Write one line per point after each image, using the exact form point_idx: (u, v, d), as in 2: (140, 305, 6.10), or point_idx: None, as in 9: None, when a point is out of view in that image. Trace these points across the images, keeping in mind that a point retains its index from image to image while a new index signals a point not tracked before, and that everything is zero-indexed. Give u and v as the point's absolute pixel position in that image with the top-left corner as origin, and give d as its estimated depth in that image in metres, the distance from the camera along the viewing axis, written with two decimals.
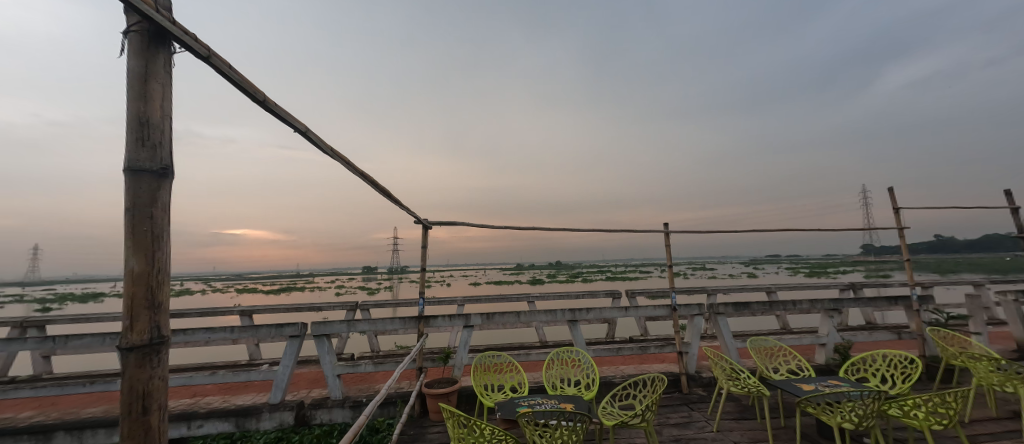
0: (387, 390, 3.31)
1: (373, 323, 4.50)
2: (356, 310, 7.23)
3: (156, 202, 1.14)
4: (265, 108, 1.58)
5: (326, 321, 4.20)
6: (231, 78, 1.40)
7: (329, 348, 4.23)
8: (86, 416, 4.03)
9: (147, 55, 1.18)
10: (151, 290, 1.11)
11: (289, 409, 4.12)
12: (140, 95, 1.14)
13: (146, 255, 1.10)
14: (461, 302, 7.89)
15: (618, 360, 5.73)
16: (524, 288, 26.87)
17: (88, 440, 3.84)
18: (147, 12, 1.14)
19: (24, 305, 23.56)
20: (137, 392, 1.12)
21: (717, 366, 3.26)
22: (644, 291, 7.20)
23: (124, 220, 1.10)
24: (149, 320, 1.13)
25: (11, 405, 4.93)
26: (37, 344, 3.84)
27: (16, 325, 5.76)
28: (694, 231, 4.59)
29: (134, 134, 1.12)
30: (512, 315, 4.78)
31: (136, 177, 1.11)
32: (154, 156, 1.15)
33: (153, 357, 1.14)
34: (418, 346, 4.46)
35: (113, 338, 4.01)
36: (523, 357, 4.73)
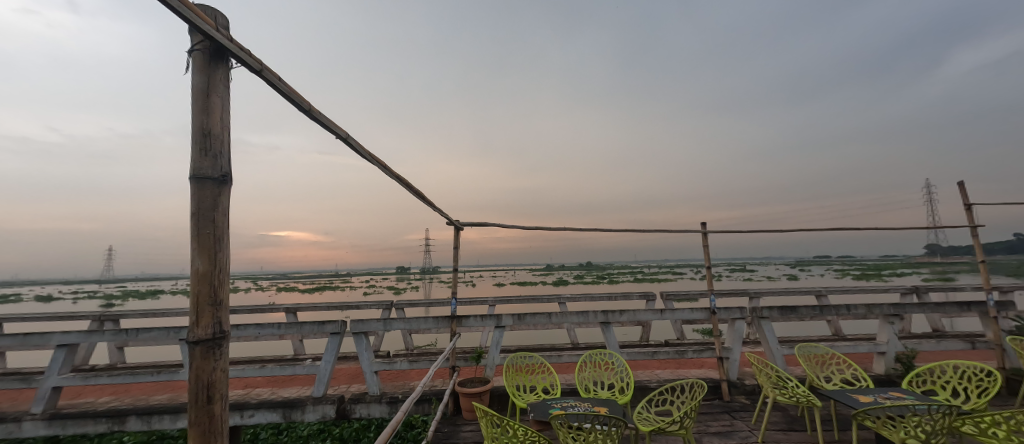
0: (423, 387, 3.35)
1: (408, 322, 4.58)
2: (392, 309, 7.43)
3: (218, 207, 1.20)
4: (310, 116, 1.63)
5: (364, 319, 4.31)
6: (281, 89, 1.46)
7: (367, 345, 4.35)
8: (154, 403, 4.36)
9: (209, 70, 1.24)
10: (214, 288, 1.17)
11: (331, 402, 4.27)
12: (203, 108, 1.21)
13: (210, 255, 1.16)
14: (492, 302, 7.91)
15: (653, 364, 5.56)
16: (555, 289, 26.69)
17: (156, 425, 4.14)
18: (208, 31, 1.18)
19: (97, 301, 25.76)
20: (202, 382, 1.18)
21: (762, 373, 3.09)
22: (680, 293, 6.95)
23: (190, 223, 1.17)
24: (212, 315, 1.19)
25: (91, 391, 5.42)
26: (113, 336, 4.18)
27: (94, 318, 6.31)
28: (735, 230, 4.38)
29: (198, 145, 1.19)
30: (544, 316, 4.72)
31: (201, 184, 1.17)
32: (215, 164, 1.21)
33: (217, 350, 1.20)
34: (452, 346, 4.50)
35: (176, 332, 4.30)
36: (556, 358, 4.68)
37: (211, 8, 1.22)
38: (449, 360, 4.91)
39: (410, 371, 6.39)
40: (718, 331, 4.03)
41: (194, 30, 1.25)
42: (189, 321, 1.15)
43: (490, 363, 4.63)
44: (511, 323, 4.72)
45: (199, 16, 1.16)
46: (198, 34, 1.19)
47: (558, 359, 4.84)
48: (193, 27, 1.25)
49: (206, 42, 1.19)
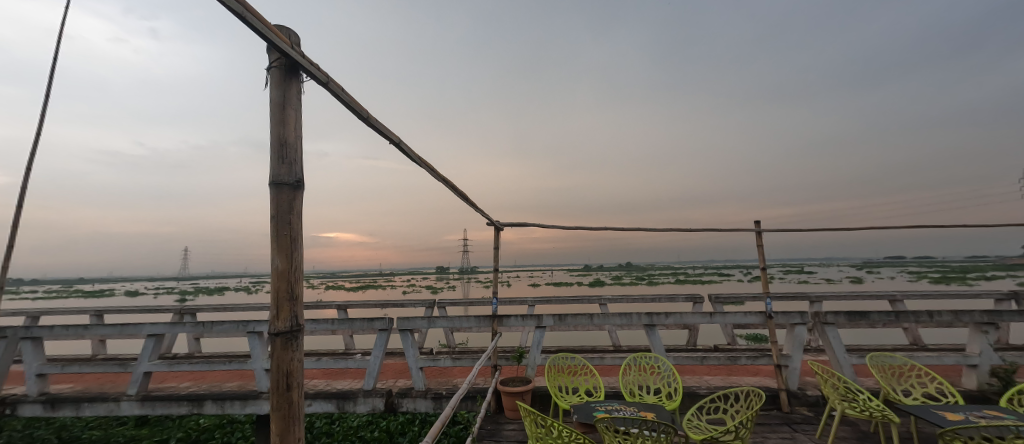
0: (468, 385, 3.40)
1: (451, 320, 4.67)
2: (435, 307, 7.62)
3: (293, 210, 1.29)
4: (368, 124, 1.71)
5: (409, 317, 4.45)
6: (343, 99, 1.53)
7: (413, 342, 4.47)
8: (227, 390, 4.75)
9: (284, 84, 1.32)
10: (291, 283, 1.26)
11: (380, 396, 4.43)
12: (279, 120, 1.30)
13: (287, 255, 1.26)
14: (531, 302, 7.89)
15: (702, 370, 5.30)
16: (598, 290, 26.24)
17: (229, 409, 4.51)
18: (282, 48, 1.26)
19: (176, 296, 28.57)
20: (282, 371, 1.28)
21: (828, 383, 2.85)
22: (729, 296, 6.58)
23: (270, 226, 1.27)
24: (289, 309, 1.27)
25: (174, 377, 6.01)
26: (193, 328, 4.60)
27: (175, 311, 6.98)
28: (794, 229, 4.07)
29: (276, 154, 1.27)
30: (585, 318, 4.63)
31: (279, 189, 1.26)
32: (291, 170, 1.29)
33: (295, 342, 1.29)
34: (494, 345, 4.53)
35: (245, 326, 4.64)
36: (599, 360, 4.58)
37: (285, 26, 1.29)
38: (491, 359, 4.96)
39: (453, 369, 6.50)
40: (776, 338, 3.78)
41: (271, 48, 1.33)
42: (270, 314, 1.25)
43: (531, 363, 4.61)
44: (553, 324, 4.67)
45: (276, 35, 1.24)
46: (274, 51, 1.27)
47: (601, 361, 4.74)
48: (269, 45, 1.34)
49: (281, 59, 1.27)
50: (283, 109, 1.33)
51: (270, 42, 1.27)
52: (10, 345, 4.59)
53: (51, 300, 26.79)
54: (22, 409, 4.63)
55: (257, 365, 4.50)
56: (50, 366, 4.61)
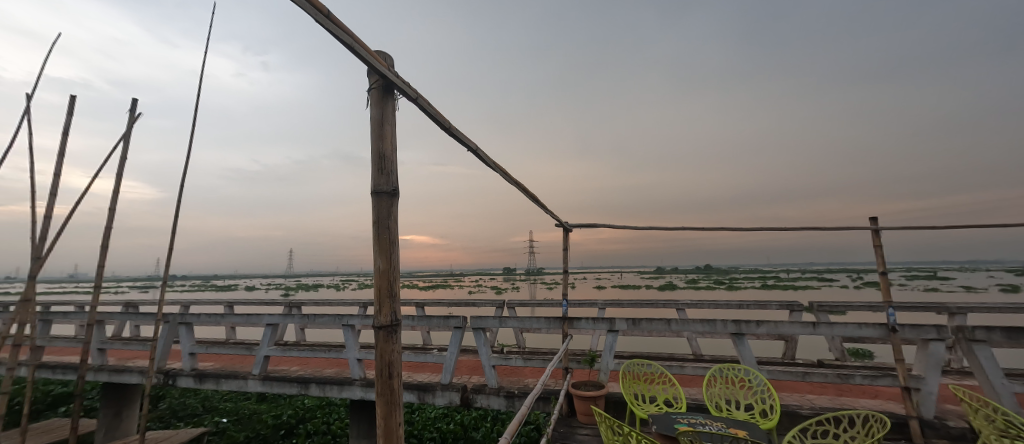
0: (542, 385, 3.35)
1: (522, 320, 4.65)
2: (505, 308, 7.70)
3: (391, 216, 1.43)
4: (450, 133, 1.81)
5: (481, 315, 4.52)
6: (429, 112, 1.65)
7: (485, 340, 4.53)
8: (327, 376, 5.24)
9: (382, 103, 1.46)
10: (390, 282, 1.40)
11: (456, 390, 4.56)
12: (378, 135, 1.44)
13: (387, 257, 1.41)
14: (601, 305, 7.60)
15: (804, 388, 4.69)
16: (675, 294, 24.74)
17: (329, 393, 4.98)
18: (381, 71, 1.38)
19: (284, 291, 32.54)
20: (385, 361, 1.45)
21: (979, 414, 2.33)
22: (835, 304, 5.73)
23: (373, 230, 1.43)
24: (389, 305, 1.43)
25: (284, 361, 6.80)
26: (300, 319, 5.13)
27: (285, 304, 7.91)
28: (925, 226, 3.41)
29: (376, 166, 1.42)
30: (662, 323, 4.33)
31: (379, 198, 1.41)
32: (389, 179, 1.43)
33: (395, 336, 1.45)
34: (565, 347, 4.44)
35: (341, 319, 5.07)
36: (678, 369, 4.25)
37: (383, 51, 1.40)
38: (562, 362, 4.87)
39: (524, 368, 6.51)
40: (902, 355, 3.20)
41: (371, 71, 1.46)
42: (374, 310, 1.42)
43: (604, 368, 4.42)
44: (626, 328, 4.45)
45: (377, 61, 1.36)
46: (374, 74, 1.40)
47: (681, 371, 4.41)
48: (370, 68, 1.47)
49: (380, 81, 1.39)
50: (381, 126, 1.47)
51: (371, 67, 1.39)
52: (171, 327, 5.54)
53: (193, 293, 32.08)
54: (178, 380, 5.49)
55: (351, 354, 4.91)
56: (197, 346, 5.47)
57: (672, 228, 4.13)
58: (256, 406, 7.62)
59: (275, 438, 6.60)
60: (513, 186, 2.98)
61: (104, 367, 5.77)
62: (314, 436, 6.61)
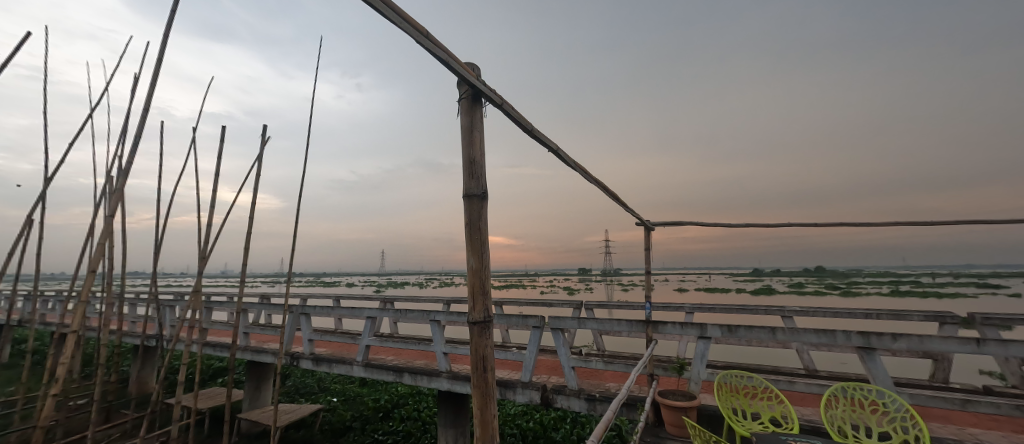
0: (627, 391, 3.18)
1: (602, 323, 4.50)
2: (585, 309, 7.53)
3: (481, 218, 1.48)
4: (533, 136, 1.82)
5: (560, 316, 4.46)
6: (514, 117, 1.68)
7: (564, 341, 4.46)
8: (417, 367, 5.60)
9: (470, 112, 1.52)
10: (483, 280, 1.45)
11: (536, 389, 4.56)
12: (468, 142, 1.50)
13: (479, 257, 1.47)
14: (690, 310, 7.06)
15: (960, 419, 3.83)
16: (778, 299, 22.11)
17: (419, 382, 5.31)
18: (470, 80, 1.44)
19: (381, 287, 35.76)
20: (479, 355, 1.50)
21: None
22: (1003, 317, 4.63)
23: (465, 231, 1.49)
24: (481, 303, 1.48)
25: (382, 351, 7.43)
26: (394, 313, 5.55)
27: (381, 300, 8.63)
28: None
29: (467, 170, 1.48)
30: (766, 331, 3.84)
31: (470, 201, 1.47)
32: (479, 183, 1.48)
33: (488, 332, 1.49)
34: (650, 352, 4.18)
35: (429, 314, 5.39)
36: (786, 384, 3.75)
37: (472, 62, 1.47)
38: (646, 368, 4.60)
39: (606, 372, 6.30)
40: None
41: (461, 81, 1.53)
42: (469, 307, 1.48)
43: (694, 377, 4.08)
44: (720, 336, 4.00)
45: (466, 70, 1.42)
46: (464, 84, 1.46)
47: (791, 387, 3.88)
48: (459, 79, 1.54)
49: (470, 90, 1.45)
50: (470, 133, 1.53)
51: (462, 77, 1.46)
52: (294, 316, 6.39)
53: (309, 288, 36.82)
54: (300, 362, 6.29)
55: (438, 347, 5.18)
56: (314, 333, 6.22)
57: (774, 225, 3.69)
58: (359, 390, 8.46)
59: (375, 419, 7.25)
60: (593, 185, 2.92)
61: (245, 347, 6.84)
62: (407, 421, 7.13)
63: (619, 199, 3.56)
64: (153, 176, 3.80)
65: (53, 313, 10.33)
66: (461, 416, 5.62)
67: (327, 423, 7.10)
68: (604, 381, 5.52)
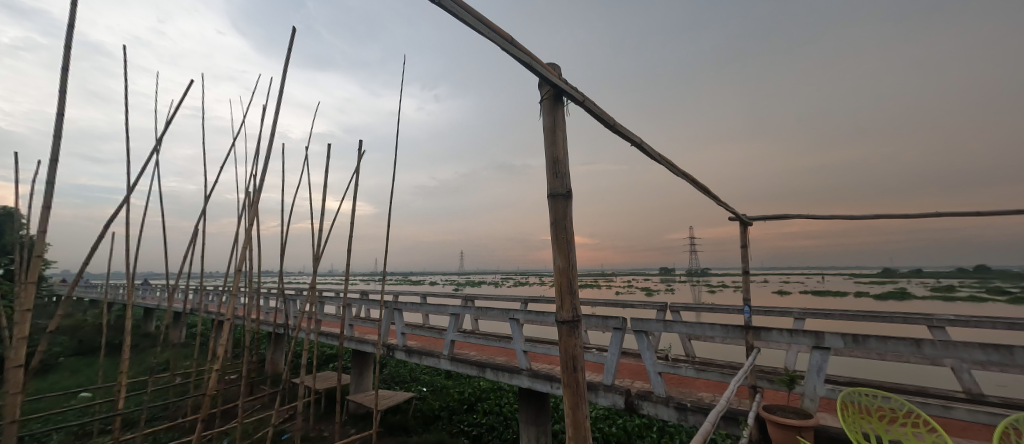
0: (725, 402, 2.89)
1: (692, 327, 4.19)
2: (671, 311, 7.09)
3: (567, 217, 1.47)
4: (615, 130, 1.75)
5: (643, 318, 4.25)
6: (595, 112, 1.64)
7: (649, 345, 4.22)
8: (499, 363, 5.75)
9: (553, 112, 1.52)
10: (570, 280, 1.45)
11: (620, 393, 4.39)
12: (551, 141, 1.50)
13: (565, 256, 1.46)
14: (798, 315, 6.25)
15: None
16: (916, 307, 18.57)
17: (501, 378, 5.47)
18: (552, 80, 1.44)
19: (465, 286, 37.61)
20: (569, 355, 1.49)
21: None
22: None
23: (550, 230, 1.50)
24: (570, 302, 1.47)
25: (467, 346, 7.79)
26: (476, 310, 5.77)
27: (464, 297, 9.05)
28: None
29: (552, 170, 1.48)
30: (907, 344, 3.19)
31: (555, 200, 1.47)
32: (563, 182, 1.47)
33: (577, 332, 1.47)
34: (751, 362, 3.78)
35: (508, 312, 5.51)
36: (937, 411, 3.11)
37: (553, 61, 1.47)
38: (747, 379, 4.17)
39: (696, 380, 5.86)
40: None
41: (542, 81, 1.54)
42: (557, 306, 1.48)
43: (808, 393, 3.55)
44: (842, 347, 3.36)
45: (548, 70, 1.42)
46: (547, 84, 1.47)
47: (946, 413, 3.18)
48: (541, 80, 1.55)
49: (553, 89, 1.44)
50: (553, 132, 1.53)
51: (544, 77, 1.46)
52: (389, 311, 6.98)
53: (403, 286, 40.19)
54: (394, 353, 6.85)
55: (518, 345, 5.27)
56: (406, 327, 6.73)
57: (913, 218, 3.09)
58: (446, 382, 8.99)
59: (461, 410, 7.65)
60: (682, 178, 2.73)
61: (350, 337, 7.65)
62: (490, 414, 7.39)
63: (709, 193, 3.28)
64: (279, 188, 4.42)
65: (212, 303, 12.64)
66: (541, 415, 5.65)
67: (419, 411, 7.65)
68: (694, 390, 5.14)
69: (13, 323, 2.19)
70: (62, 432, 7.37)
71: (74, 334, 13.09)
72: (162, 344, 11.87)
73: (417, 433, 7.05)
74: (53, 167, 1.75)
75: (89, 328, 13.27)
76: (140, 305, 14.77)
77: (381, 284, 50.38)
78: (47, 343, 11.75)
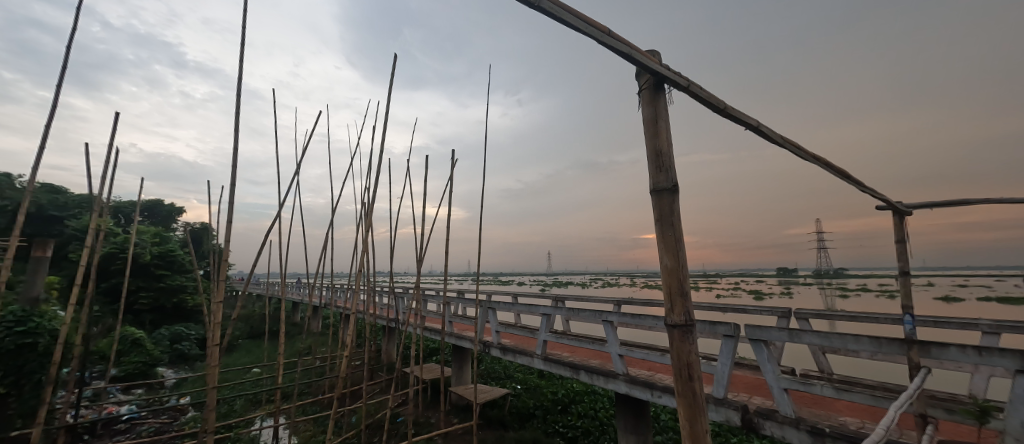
0: (884, 430, 2.29)
1: (828, 338, 3.50)
2: (796, 319, 6.06)
3: (674, 212, 1.29)
4: (726, 115, 1.50)
5: (762, 326, 3.67)
6: (702, 97, 1.42)
7: (770, 356, 3.60)
8: (593, 365, 5.50)
9: (653, 102, 1.34)
10: (682, 281, 1.26)
11: (734, 408, 3.82)
12: (653, 133, 1.33)
13: (674, 255, 1.27)
14: (986, 329, 4.83)
15: None
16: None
17: (596, 382, 5.23)
18: (653, 68, 1.26)
19: (560, 287, 37.50)
20: (682, 362, 1.30)
21: None
22: None
23: (655, 227, 1.33)
24: (682, 305, 1.28)
25: (560, 347, 7.69)
26: (567, 311, 5.60)
27: (556, 298, 8.94)
28: None
29: (654, 164, 1.31)
30: None
31: (659, 196, 1.30)
32: (668, 176, 1.30)
33: (692, 337, 1.27)
34: (916, 385, 2.97)
35: (601, 314, 5.23)
36: None
37: (652, 47, 1.30)
38: (911, 405, 3.32)
39: (836, 401, 4.88)
40: None
41: (640, 71, 1.37)
42: (666, 308, 1.30)
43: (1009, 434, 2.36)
44: None
45: (648, 58, 1.25)
46: (645, 73, 1.30)
47: None
48: (638, 68, 1.38)
49: (653, 77, 1.27)
50: (654, 124, 1.35)
51: (642, 66, 1.30)
52: (484, 309, 7.22)
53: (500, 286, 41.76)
54: (490, 350, 7.05)
55: (613, 349, 4.98)
56: (500, 325, 6.87)
57: None
58: (540, 381, 9.01)
59: (555, 410, 7.56)
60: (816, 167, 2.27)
61: (450, 333, 8.10)
62: (585, 418, 7.19)
63: (847, 178, 2.71)
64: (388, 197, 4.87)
65: (340, 299, 14.59)
66: (642, 423, 5.27)
67: (515, 407, 7.75)
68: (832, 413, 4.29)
69: (208, 311, 2.71)
70: (242, 399, 9.13)
71: (248, 322, 16.25)
72: (307, 332, 14.06)
73: (514, 429, 7.15)
74: (232, 189, 2.10)
75: (257, 317, 16.34)
76: (291, 300, 17.73)
77: (481, 284, 53.16)
78: (231, 328, 14.78)
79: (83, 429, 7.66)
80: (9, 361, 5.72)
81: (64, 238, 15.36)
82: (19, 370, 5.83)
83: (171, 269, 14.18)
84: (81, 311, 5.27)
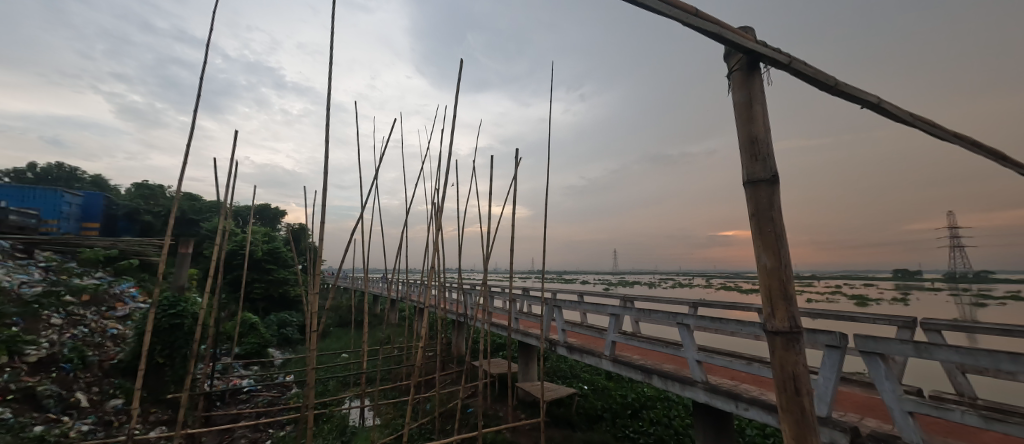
0: None
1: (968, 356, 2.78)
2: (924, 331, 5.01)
3: (775, 206, 1.00)
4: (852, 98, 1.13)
5: (877, 337, 2.99)
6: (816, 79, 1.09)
7: (888, 373, 2.94)
8: (667, 370, 5.04)
9: (747, 83, 1.05)
10: (786, 283, 0.98)
11: (842, 430, 3.20)
12: (746, 119, 1.04)
13: (774, 250, 0.98)
14: None
15: None
16: None
17: (670, 388, 4.78)
18: (747, 44, 0.98)
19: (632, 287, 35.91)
20: (787, 373, 1.00)
21: None
22: None
23: (749, 223, 1.05)
24: (785, 308, 0.99)
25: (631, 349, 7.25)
26: (637, 311, 5.20)
27: (625, 299, 8.48)
28: None
29: (748, 152, 1.04)
30: None
31: (755, 187, 1.03)
32: (767, 165, 1.01)
33: (800, 347, 0.97)
34: None
35: (675, 317, 4.77)
36: None
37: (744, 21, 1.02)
38: None
39: (982, 432, 3.90)
40: None
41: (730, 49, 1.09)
42: (764, 311, 1.02)
43: None
44: None
45: (742, 34, 0.97)
46: (736, 52, 1.02)
47: None
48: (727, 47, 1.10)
49: (746, 56, 0.99)
50: (749, 109, 1.06)
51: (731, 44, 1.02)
52: (550, 308, 7.04)
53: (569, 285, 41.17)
54: (556, 348, 6.85)
55: (690, 354, 4.51)
56: (566, 324, 6.62)
57: None
58: (608, 383, 8.62)
59: (624, 414, 7.14)
60: None
61: (517, 330, 8.03)
62: (658, 425, 6.68)
63: None
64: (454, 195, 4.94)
65: (416, 293, 15.43)
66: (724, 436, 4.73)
67: (583, 407, 7.45)
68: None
69: (306, 300, 2.93)
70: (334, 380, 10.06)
71: (337, 312, 17.89)
72: (387, 324, 15.05)
73: (582, 430, 6.88)
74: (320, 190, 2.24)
75: (345, 308, 17.92)
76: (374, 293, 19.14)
77: (550, 282, 52.97)
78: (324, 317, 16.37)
79: (216, 396, 9.00)
80: (167, 337, 6.96)
81: (200, 236, 18.25)
82: (172, 344, 6.98)
83: (277, 263, 16.13)
84: (211, 297, 6.05)
